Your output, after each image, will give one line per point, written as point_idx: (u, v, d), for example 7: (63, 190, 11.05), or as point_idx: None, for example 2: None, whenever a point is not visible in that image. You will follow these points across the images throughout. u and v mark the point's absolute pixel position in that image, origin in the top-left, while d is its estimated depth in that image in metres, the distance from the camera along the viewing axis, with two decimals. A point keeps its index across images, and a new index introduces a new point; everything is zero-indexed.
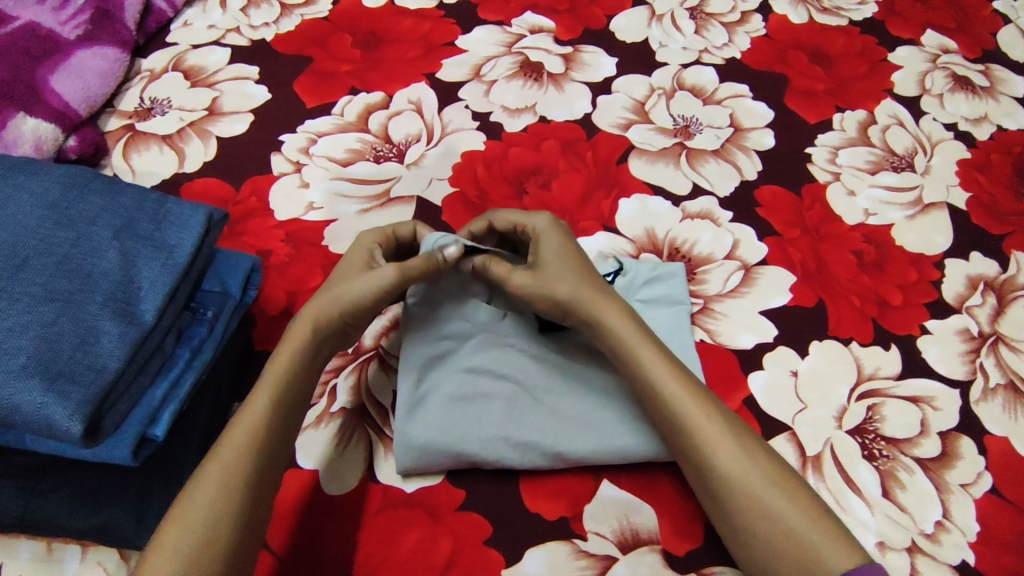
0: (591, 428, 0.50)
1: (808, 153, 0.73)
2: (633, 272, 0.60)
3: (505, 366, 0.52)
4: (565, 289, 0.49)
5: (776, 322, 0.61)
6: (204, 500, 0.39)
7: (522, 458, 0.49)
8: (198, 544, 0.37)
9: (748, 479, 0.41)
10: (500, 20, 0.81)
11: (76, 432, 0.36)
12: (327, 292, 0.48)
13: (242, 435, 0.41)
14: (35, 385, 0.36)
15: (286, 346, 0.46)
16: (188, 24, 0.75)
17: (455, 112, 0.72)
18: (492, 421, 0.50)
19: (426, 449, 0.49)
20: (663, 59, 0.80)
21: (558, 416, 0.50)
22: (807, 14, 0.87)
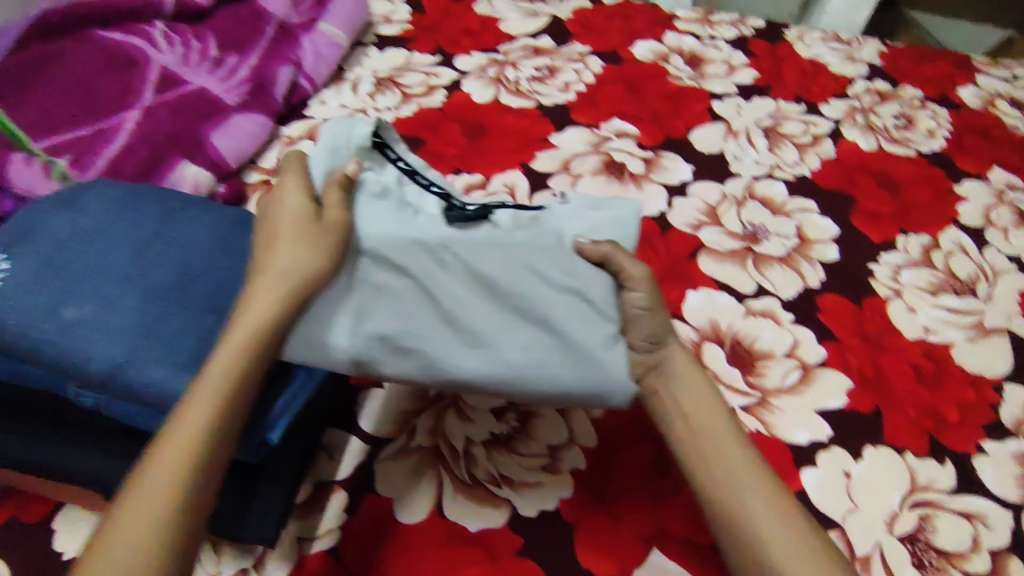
0: (491, 343, 0.44)
1: (872, 269, 0.78)
2: (577, 203, 0.55)
3: (403, 257, 0.47)
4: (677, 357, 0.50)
5: (831, 424, 0.63)
6: (131, 530, 0.35)
7: (398, 365, 0.44)
8: (138, 550, 0.34)
9: (772, 540, 0.41)
10: (590, 123, 0.91)
11: None
12: (287, 255, 0.44)
13: (174, 450, 0.37)
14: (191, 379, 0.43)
15: (249, 316, 0.42)
16: (324, 101, 0.88)
17: (544, 198, 0.80)
18: (378, 316, 0.45)
19: (315, 341, 0.45)
20: (737, 170, 0.88)
21: (459, 315, 0.45)
22: (876, 142, 0.96)
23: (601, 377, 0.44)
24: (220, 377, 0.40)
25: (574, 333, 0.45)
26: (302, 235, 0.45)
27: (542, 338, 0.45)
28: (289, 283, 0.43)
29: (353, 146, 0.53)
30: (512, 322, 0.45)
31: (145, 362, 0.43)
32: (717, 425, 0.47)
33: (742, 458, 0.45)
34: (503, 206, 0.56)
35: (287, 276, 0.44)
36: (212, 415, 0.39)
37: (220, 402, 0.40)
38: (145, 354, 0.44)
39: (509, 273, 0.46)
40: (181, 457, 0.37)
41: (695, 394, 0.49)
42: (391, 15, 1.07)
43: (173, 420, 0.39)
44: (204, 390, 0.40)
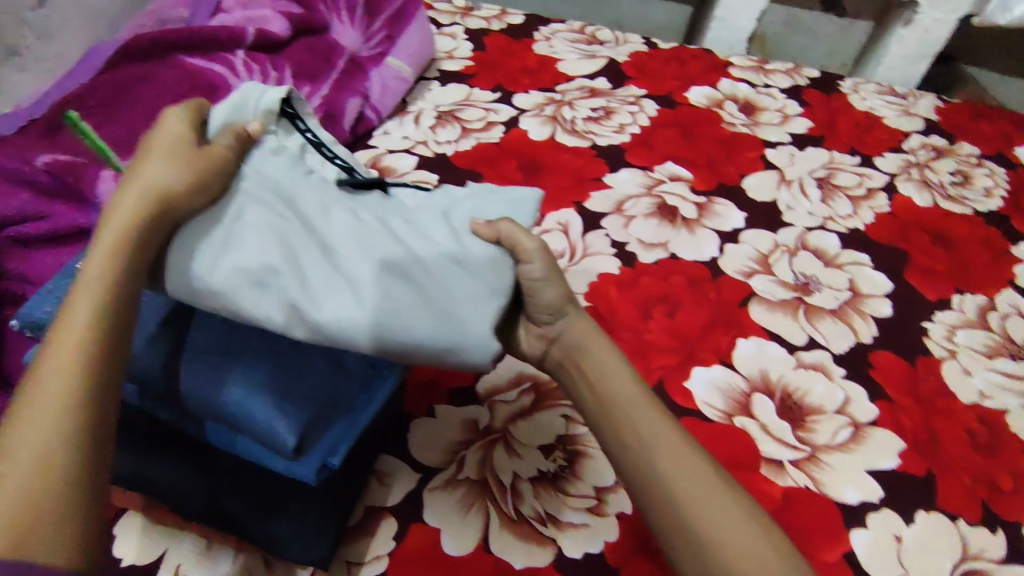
0: (363, 290, 0.43)
1: (925, 328, 0.77)
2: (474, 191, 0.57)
3: (287, 205, 0.46)
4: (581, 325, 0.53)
5: (883, 484, 0.62)
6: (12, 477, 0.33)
7: (266, 303, 0.41)
8: (25, 494, 0.33)
9: (680, 487, 0.44)
10: (644, 165, 0.93)
11: (289, 446, 0.44)
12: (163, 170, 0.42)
13: (47, 383, 0.36)
14: (267, 401, 0.45)
15: (114, 226, 0.39)
16: (387, 132, 0.92)
17: (597, 238, 0.81)
18: (251, 246, 0.42)
19: (184, 271, 0.41)
20: (790, 219, 0.88)
21: (332, 256, 0.44)
22: (932, 198, 0.95)
23: (462, 332, 0.44)
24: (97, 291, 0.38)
25: (454, 291, 0.45)
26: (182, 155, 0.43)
27: (409, 286, 0.43)
28: (165, 199, 0.41)
29: (261, 108, 0.53)
30: (392, 274, 0.44)
31: (224, 380, 0.45)
32: (630, 394, 0.49)
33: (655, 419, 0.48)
34: (403, 188, 0.58)
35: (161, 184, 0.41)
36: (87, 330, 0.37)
37: (97, 318, 0.38)
38: (224, 372, 0.46)
39: (389, 233, 0.47)
40: (58, 390, 0.36)
41: (606, 364, 0.51)
42: (453, 51, 1.11)
43: (43, 351, 0.37)
44: (71, 316, 0.37)
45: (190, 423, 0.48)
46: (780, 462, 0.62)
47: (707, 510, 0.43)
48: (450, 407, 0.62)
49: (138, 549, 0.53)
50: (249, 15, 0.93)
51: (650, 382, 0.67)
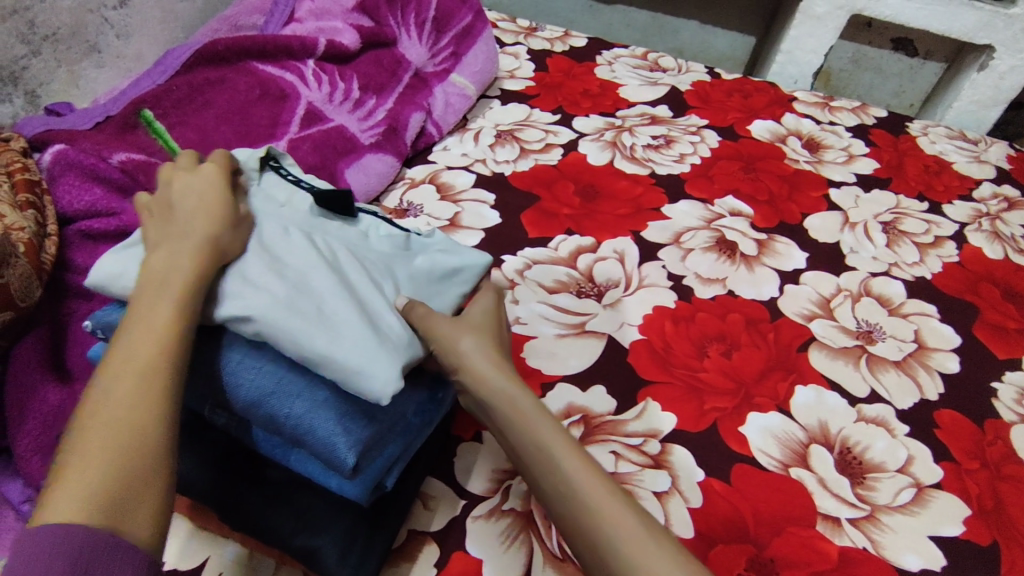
0: (299, 312, 0.45)
1: (995, 388, 0.73)
2: (434, 241, 0.59)
3: (258, 240, 0.51)
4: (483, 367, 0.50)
5: (946, 553, 0.59)
6: (99, 451, 0.38)
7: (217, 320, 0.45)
8: (110, 472, 0.38)
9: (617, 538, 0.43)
10: (704, 198, 0.91)
11: (348, 464, 0.44)
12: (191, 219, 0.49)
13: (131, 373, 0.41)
14: (331, 416, 0.45)
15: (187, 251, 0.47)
16: (447, 148, 0.93)
17: (653, 269, 0.80)
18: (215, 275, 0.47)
19: None
20: (853, 263, 0.85)
21: (267, 272, 0.48)
22: (1003, 251, 0.91)
23: (360, 358, 0.44)
24: (177, 305, 0.44)
25: (382, 329, 0.47)
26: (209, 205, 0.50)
27: (335, 320, 0.46)
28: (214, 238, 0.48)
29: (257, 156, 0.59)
30: (327, 305, 0.47)
31: (289, 394, 0.45)
32: (538, 435, 0.47)
33: (567, 461, 0.46)
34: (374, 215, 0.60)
35: (207, 230, 0.48)
36: (172, 337, 0.43)
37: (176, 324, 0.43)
38: (288, 386, 0.46)
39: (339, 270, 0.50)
40: (146, 381, 0.41)
41: (517, 412, 0.49)
42: (515, 71, 1.11)
43: (129, 341, 0.42)
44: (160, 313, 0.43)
45: (248, 432, 0.49)
46: (837, 519, 0.59)
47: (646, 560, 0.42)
48: None
49: (181, 554, 0.53)
50: (321, 26, 0.94)
51: (703, 423, 0.65)
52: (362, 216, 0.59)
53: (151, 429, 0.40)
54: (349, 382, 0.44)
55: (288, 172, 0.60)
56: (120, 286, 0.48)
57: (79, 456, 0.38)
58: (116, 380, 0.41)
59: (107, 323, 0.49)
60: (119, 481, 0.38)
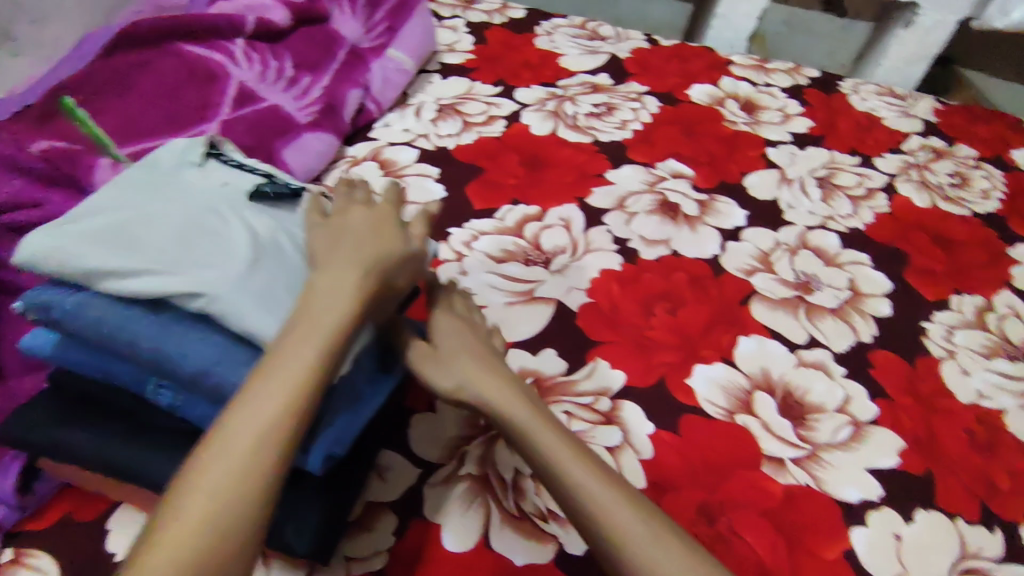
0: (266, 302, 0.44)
1: (925, 328, 0.77)
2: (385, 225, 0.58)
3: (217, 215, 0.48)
4: (480, 375, 0.51)
5: (882, 483, 0.62)
6: (205, 509, 0.36)
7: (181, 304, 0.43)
8: (215, 538, 0.36)
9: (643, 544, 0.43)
10: (646, 162, 0.93)
11: None
12: (351, 236, 0.48)
13: (250, 421, 0.39)
14: None
15: (348, 284, 0.45)
16: (388, 124, 0.92)
17: (598, 234, 0.81)
18: (178, 254, 0.44)
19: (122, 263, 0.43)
20: (791, 218, 0.88)
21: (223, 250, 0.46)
22: (931, 199, 0.96)
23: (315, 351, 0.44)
24: (319, 351, 0.42)
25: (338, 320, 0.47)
26: (359, 224, 0.49)
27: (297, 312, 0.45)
28: (372, 270, 0.46)
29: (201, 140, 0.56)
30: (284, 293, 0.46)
31: (234, 363, 0.44)
32: (552, 435, 0.48)
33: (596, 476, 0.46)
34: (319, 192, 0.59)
35: (361, 257, 0.46)
36: (301, 390, 0.40)
37: (308, 372, 0.41)
38: (237, 356, 0.44)
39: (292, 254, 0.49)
40: (267, 433, 0.39)
41: (528, 417, 0.49)
42: (454, 45, 1.10)
43: (255, 388, 0.40)
44: (301, 358, 0.41)
45: (190, 409, 0.47)
46: (781, 459, 0.62)
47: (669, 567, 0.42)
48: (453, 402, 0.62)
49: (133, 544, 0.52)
50: (249, 3, 0.92)
51: (651, 378, 0.67)
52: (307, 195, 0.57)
53: (253, 489, 0.37)
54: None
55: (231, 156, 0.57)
56: (50, 259, 0.43)
57: (181, 509, 0.36)
58: (239, 429, 0.39)
59: (40, 302, 0.45)
60: (218, 553, 0.36)
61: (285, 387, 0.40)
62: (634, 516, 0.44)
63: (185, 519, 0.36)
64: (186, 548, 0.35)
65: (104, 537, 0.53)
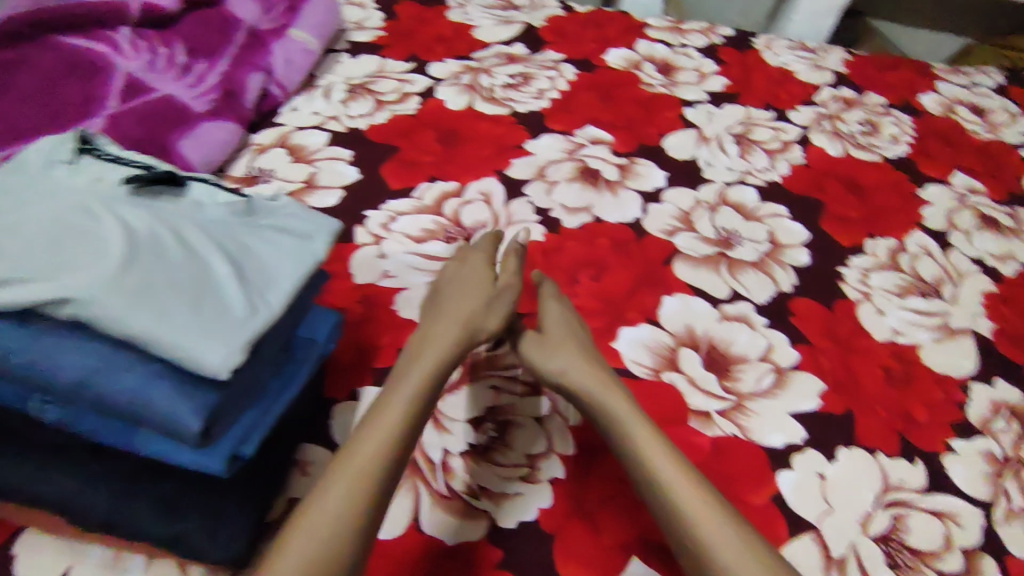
0: (145, 300, 0.42)
1: (842, 273, 0.79)
2: (281, 204, 0.55)
3: (91, 215, 0.46)
4: (580, 373, 0.59)
5: (806, 427, 0.64)
6: (318, 529, 0.44)
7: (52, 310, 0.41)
8: (322, 551, 0.43)
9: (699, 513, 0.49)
10: (565, 130, 0.92)
11: (195, 431, 0.41)
12: (453, 296, 0.64)
13: (361, 456, 0.48)
14: (169, 386, 0.41)
15: (441, 343, 0.58)
16: (295, 108, 0.88)
17: (520, 206, 0.80)
18: (49, 259, 0.42)
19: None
20: (710, 176, 0.89)
21: (96, 250, 0.43)
22: (844, 148, 0.98)
23: (198, 342, 0.41)
24: (409, 400, 0.52)
25: (228, 308, 0.44)
26: (466, 277, 0.66)
27: (179, 304, 0.43)
28: (469, 330, 0.61)
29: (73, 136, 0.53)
30: (164, 288, 0.43)
31: (116, 368, 0.41)
32: (631, 424, 0.55)
33: (666, 457, 0.52)
34: (206, 178, 0.55)
35: (459, 317, 0.61)
36: (397, 435, 0.49)
37: (401, 423, 0.50)
38: (120, 360, 0.42)
39: (173, 246, 0.46)
40: (371, 467, 0.47)
41: (615, 408, 0.56)
42: (363, 22, 1.07)
43: (365, 431, 0.49)
44: (392, 408, 0.51)
45: (82, 422, 0.44)
46: (707, 413, 0.63)
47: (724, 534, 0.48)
48: (377, 389, 0.60)
49: (39, 568, 0.50)
50: None
51: None
52: (193, 184, 0.54)
53: (361, 514, 0.45)
54: (180, 362, 0.42)
55: (106, 152, 0.54)
56: None
57: (298, 527, 0.44)
58: (350, 466, 0.47)
59: None
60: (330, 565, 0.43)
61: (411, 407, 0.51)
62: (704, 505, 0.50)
63: (302, 535, 0.44)
64: (325, 531, 0.44)
65: (5, 564, 0.49)
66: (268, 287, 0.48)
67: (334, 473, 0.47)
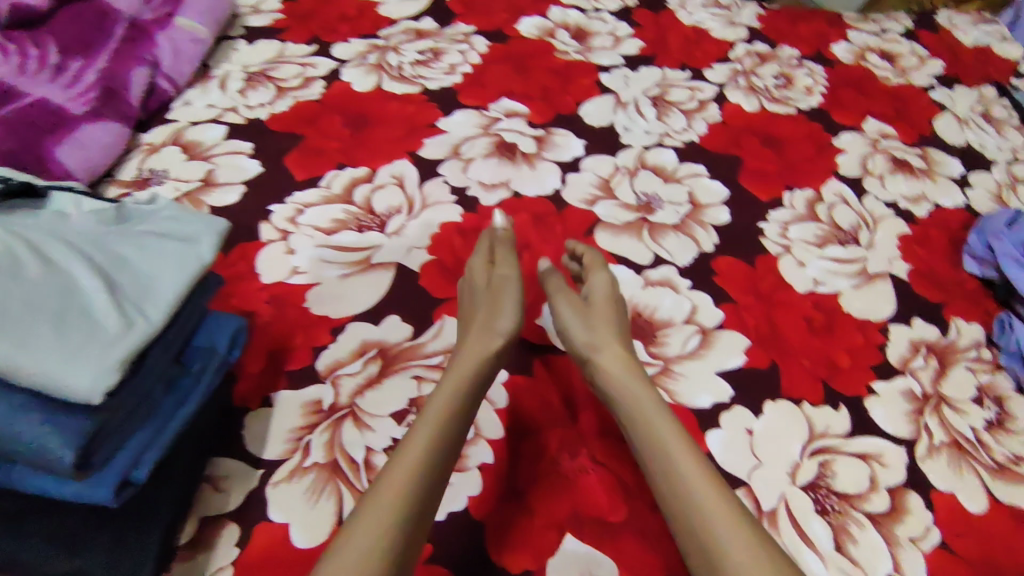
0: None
1: (761, 228, 0.80)
2: (159, 207, 0.52)
3: None
4: (612, 367, 0.57)
5: (732, 384, 0.64)
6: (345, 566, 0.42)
7: None
8: None
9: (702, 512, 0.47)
10: (479, 105, 0.89)
11: (69, 462, 0.39)
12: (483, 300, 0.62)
13: (388, 490, 0.47)
14: (37, 417, 0.39)
15: (468, 359, 0.57)
16: (189, 102, 0.83)
17: (435, 187, 0.77)
18: None
19: None
20: (628, 141, 0.88)
21: None
22: (759, 103, 0.98)
23: (62, 368, 0.39)
24: (431, 429, 0.51)
25: (97, 326, 0.42)
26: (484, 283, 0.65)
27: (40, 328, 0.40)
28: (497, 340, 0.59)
29: None
30: (21, 311, 0.40)
31: None
32: (654, 419, 0.53)
33: (686, 453, 0.50)
34: (73, 190, 0.52)
35: (486, 326, 0.60)
36: (419, 465, 0.48)
37: (423, 453, 0.49)
38: None
39: (32, 262, 0.43)
40: (397, 500, 0.46)
41: (641, 401, 0.54)
42: (259, 5, 1.01)
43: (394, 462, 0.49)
44: (416, 440, 0.50)
45: None
46: None
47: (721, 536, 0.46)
48: (292, 392, 0.58)
49: None
50: None
51: None
52: (58, 195, 0.51)
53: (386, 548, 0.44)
54: (44, 391, 0.39)
55: None
56: None
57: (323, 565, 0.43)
58: (376, 499, 0.46)
59: None
60: None
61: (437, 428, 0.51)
62: (717, 499, 0.47)
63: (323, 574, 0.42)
64: (354, 560, 0.42)
65: None
66: (146, 298, 0.45)
67: (365, 509, 0.46)
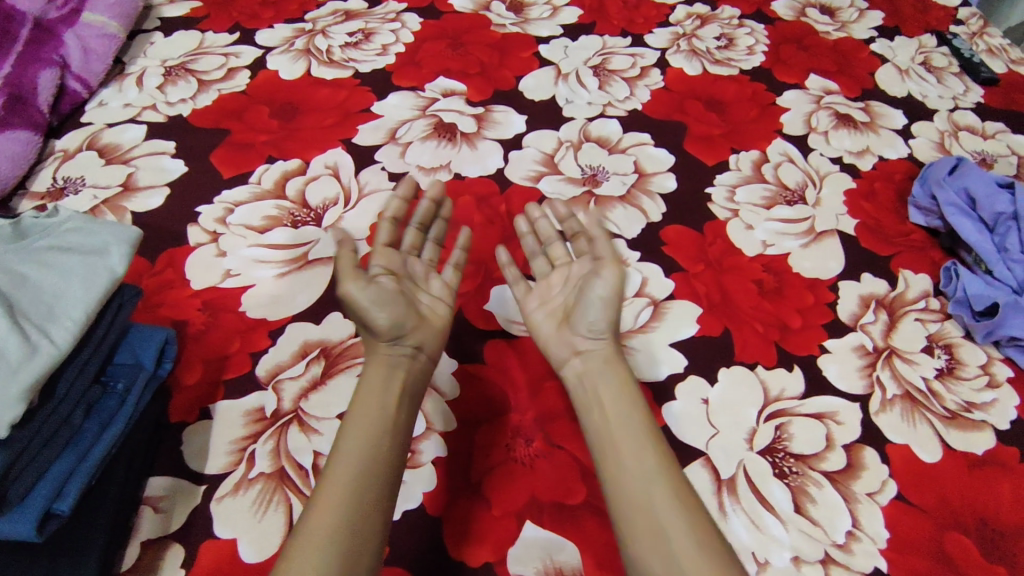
0: None
1: (708, 193, 0.79)
2: (61, 218, 0.49)
3: None
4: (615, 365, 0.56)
5: (685, 354, 0.64)
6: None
7: None
8: None
9: (668, 519, 0.46)
10: (414, 85, 0.86)
11: None
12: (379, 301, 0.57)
13: (330, 503, 0.44)
14: None
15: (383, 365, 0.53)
16: (103, 103, 0.78)
17: (372, 174, 0.74)
18: None
19: None
20: (570, 113, 0.86)
21: None
22: (701, 66, 0.97)
23: None
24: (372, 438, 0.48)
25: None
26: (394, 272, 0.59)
27: None
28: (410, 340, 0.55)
29: None
30: None
31: None
32: (626, 412, 0.52)
33: (647, 447, 0.50)
34: None
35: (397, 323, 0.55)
36: (363, 472, 0.46)
37: (365, 461, 0.47)
38: None
39: None
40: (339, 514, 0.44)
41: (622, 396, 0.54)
42: None
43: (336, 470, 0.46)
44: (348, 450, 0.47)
45: None
46: None
47: (687, 542, 0.45)
48: (231, 402, 0.56)
49: None
50: None
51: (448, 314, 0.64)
52: None
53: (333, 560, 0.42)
54: None
55: None
56: None
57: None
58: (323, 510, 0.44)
59: None
60: None
61: (368, 441, 0.48)
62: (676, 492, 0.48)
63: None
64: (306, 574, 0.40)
65: None
66: (52, 319, 0.42)
67: (311, 520, 0.43)
